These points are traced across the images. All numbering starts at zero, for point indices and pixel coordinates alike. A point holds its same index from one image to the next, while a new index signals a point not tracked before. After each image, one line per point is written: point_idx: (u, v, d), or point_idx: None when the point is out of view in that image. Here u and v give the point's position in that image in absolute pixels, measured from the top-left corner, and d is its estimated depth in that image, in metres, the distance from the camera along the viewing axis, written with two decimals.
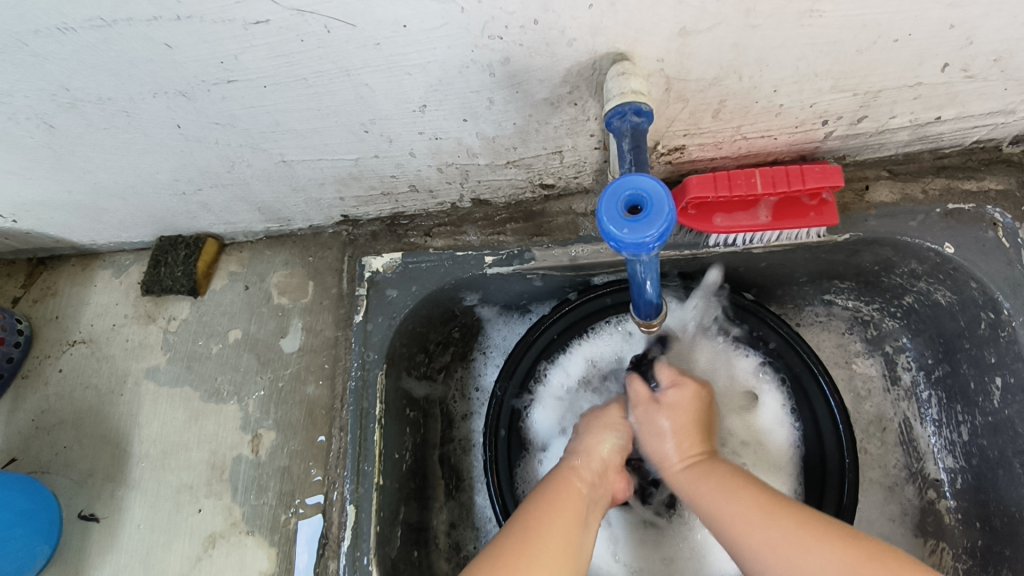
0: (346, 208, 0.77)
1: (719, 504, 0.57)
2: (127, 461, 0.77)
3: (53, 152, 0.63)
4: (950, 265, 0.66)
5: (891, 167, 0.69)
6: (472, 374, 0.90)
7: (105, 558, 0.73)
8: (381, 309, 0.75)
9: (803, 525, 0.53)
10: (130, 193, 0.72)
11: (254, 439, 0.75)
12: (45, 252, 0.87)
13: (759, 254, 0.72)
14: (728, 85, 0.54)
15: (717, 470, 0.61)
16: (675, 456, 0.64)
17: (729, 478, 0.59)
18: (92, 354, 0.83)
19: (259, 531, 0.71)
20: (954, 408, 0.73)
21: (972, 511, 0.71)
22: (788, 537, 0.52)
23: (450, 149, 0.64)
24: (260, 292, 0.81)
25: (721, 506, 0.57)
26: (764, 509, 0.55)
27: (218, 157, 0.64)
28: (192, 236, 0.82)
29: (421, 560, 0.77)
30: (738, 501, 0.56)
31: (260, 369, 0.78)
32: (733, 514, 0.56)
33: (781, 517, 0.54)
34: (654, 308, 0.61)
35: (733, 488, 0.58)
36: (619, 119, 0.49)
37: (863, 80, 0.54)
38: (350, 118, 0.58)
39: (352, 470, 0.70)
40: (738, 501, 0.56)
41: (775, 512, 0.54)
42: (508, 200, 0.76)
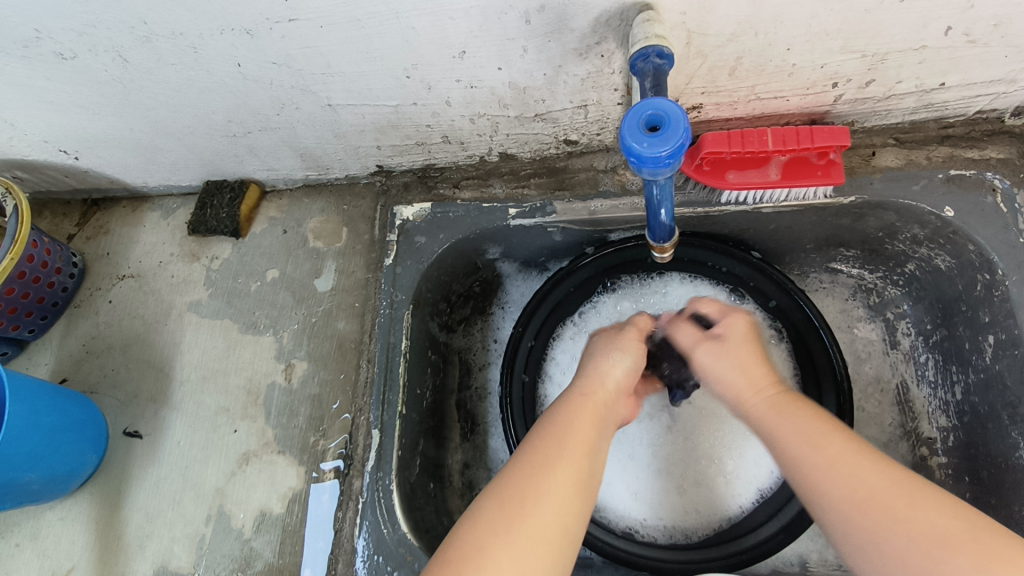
0: (382, 157, 0.82)
1: (799, 448, 0.52)
2: (169, 384, 0.83)
3: (122, 88, 0.69)
4: (949, 228, 0.70)
5: (897, 135, 0.73)
6: (490, 327, 0.95)
7: (147, 470, 0.79)
8: (410, 254, 0.81)
9: (896, 484, 0.47)
10: (185, 134, 0.78)
11: (287, 368, 0.80)
12: (99, 193, 0.94)
13: (768, 215, 0.76)
14: (744, 42, 0.59)
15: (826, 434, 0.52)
16: (749, 390, 0.58)
17: (818, 430, 0.52)
18: (140, 288, 0.89)
19: (289, 451, 0.77)
20: (949, 369, 0.77)
21: (962, 466, 0.74)
22: (872, 494, 0.46)
23: (484, 99, 0.69)
24: (297, 236, 0.87)
25: (781, 430, 0.54)
26: (864, 456, 0.49)
27: (270, 99, 0.70)
28: (236, 182, 0.88)
29: (437, 492, 0.82)
30: (833, 450, 0.50)
31: (295, 306, 0.83)
32: (814, 462, 0.50)
33: (843, 446, 0.50)
34: (666, 230, 0.65)
35: (818, 437, 0.52)
36: (643, 62, 0.54)
37: (870, 41, 0.59)
38: (395, 63, 0.63)
39: (377, 398, 0.75)
40: (830, 448, 0.51)
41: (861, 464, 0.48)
42: (534, 156, 0.80)
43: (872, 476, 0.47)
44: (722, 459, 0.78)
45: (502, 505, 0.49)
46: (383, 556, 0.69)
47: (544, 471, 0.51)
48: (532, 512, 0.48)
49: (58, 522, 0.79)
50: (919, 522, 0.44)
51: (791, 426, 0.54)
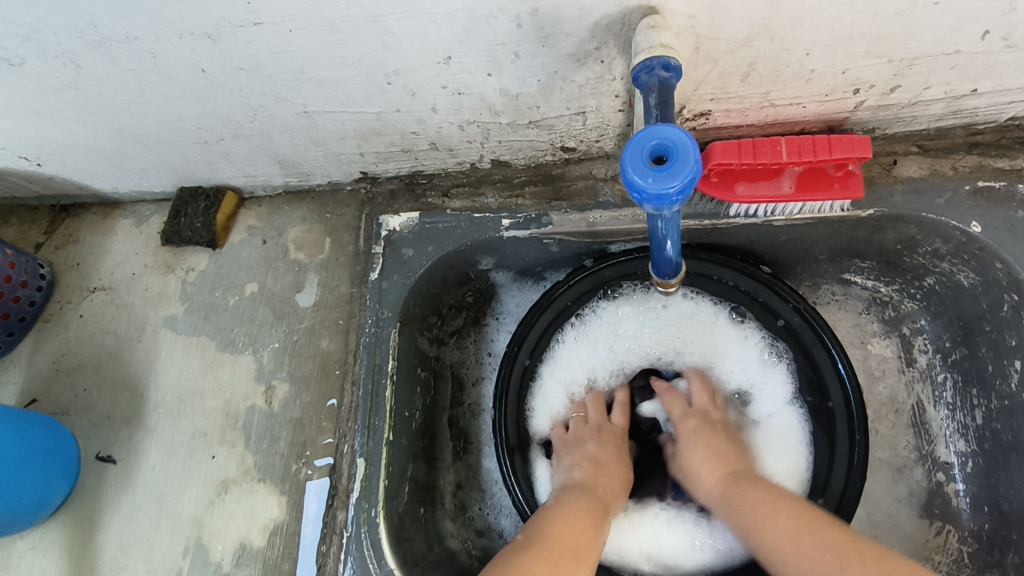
0: (366, 164, 0.76)
1: (758, 523, 0.60)
2: (144, 406, 0.78)
3: (79, 93, 0.63)
4: (976, 245, 0.65)
5: (921, 142, 0.67)
6: (484, 340, 0.90)
7: (121, 497, 0.75)
8: (396, 268, 0.76)
9: (795, 510, 0.60)
10: (152, 140, 0.72)
11: (267, 390, 0.76)
12: (67, 199, 0.88)
13: (780, 227, 0.71)
14: (759, 47, 0.53)
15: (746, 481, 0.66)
16: (708, 482, 0.68)
17: (763, 494, 0.63)
18: (112, 301, 0.84)
19: (270, 479, 0.73)
20: (969, 392, 0.73)
21: (981, 495, 0.70)
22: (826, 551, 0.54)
23: (473, 106, 0.63)
24: (277, 247, 0.82)
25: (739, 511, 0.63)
26: (805, 529, 0.57)
27: (241, 105, 0.64)
28: (212, 188, 0.83)
29: (427, 517, 0.78)
30: (774, 518, 0.59)
31: (275, 322, 0.78)
32: (754, 522, 0.60)
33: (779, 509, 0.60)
34: (671, 265, 0.60)
35: (767, 511, 0.60)
36: (647, 74, 0.50)
37: (899, 45, 0.53)
38: (374, 69, 0.57)
39: (362, 424, 0.71)
40: (776, 521, 0.59)
41: (803, 532, 0.57)
42: (528, 162, 0.75)
43: (787, 514, 0.59)
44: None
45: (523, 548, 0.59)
46: None
47: (556, 526, 0.62)
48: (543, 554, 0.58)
49: (29, 551, 0.75)
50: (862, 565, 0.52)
51: (722, 488, 0.66)
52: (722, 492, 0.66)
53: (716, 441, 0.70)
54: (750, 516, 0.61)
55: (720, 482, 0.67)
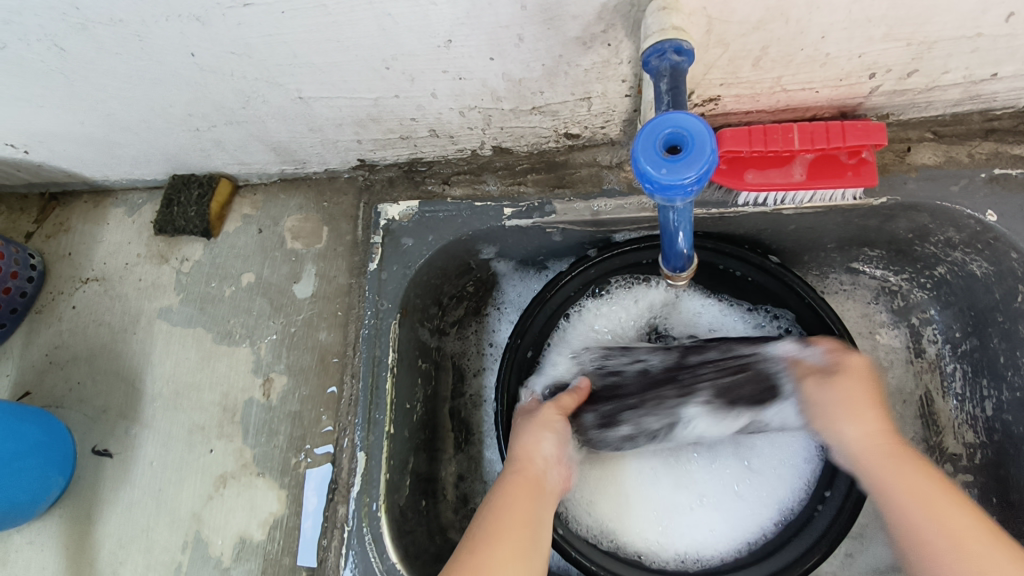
0: (363, 151, 0.74)
1: (927, 510, 0.50)
2: (140, 399, 0.77)
3: (64, 79, 0.61)
4: (990, 234, 0.64)
5: (936, 128, 0.66)
6: (486, 330, 0.89)
7: (119, 492, 0.74)
8: (396, 258, 0.74)
9: (976, 513, 0.50)
10: (142, 127, 0.70)
11: (265, 383, 0.75)
12: (57, 187, 0.86)
13: (789, 216, 0.69)
14: (773, 29, 0.51)
15: (912, 470, 0.53)
16: (856, 441, 0.56)
17: (934, 486, 0.51)
18: (105, 292, 0.82)
19: (269, 473, 0.72)
20: (979, 382, 0.72)
21: (989, 487, 0.70)
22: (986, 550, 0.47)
23: (474, 92, 0.61)
24: (274, 236, 0.80)
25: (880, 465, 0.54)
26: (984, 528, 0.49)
27: (233, 91, 0.62)
28: (205, 176, 0.81)
29: (429, 509, 0.77)
30: (943, 508, 0.50)
31: (273, 314, 0.77)
32: (921, 516, 0.50)
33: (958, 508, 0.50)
34: (683, 257, 0.58)
35: (935, 501, 0.51)
36: (658, 58, 0.48)
37: (919, 28, 0.51)
38: (371, 53, 0.55)
39: (362, 418, 0.70)
40: (953, 519, 0.49)
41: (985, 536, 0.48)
42: (531, 149, 0.73)
43: (961, 514, 0.50)
44: (738, 477, 0.73)
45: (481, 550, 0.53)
46: None
47: (507, 519, 0.55)
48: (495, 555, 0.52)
49: (27, 546, 0.74)
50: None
51: (883, 466, 0.54)
52: (882, 461, 0.54)
53: (863, 397, 0.58)
54: (904, 502, 0.51)
55: (880, 448, 0.55)
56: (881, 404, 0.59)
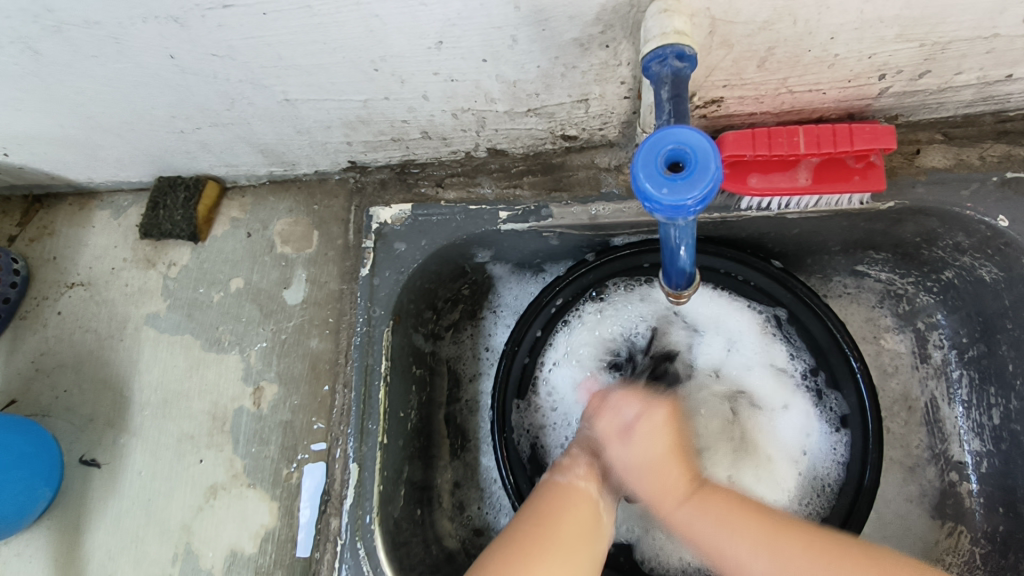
0: (354, 153, 0.72)
1: (714, 535, 0.51)
2: (128, 407, 0.75)
3: (40, 82, 0.58)
4: (1002, 240, 0.62)
5: (946, 130, 0.63)
6: (482, 334, 0.87)
7: (107, 503, 0.73)
8: (389, 263, 0.72)
9: (756, 525, 0.51)
10: (124, 129, 0.67)
11: (255, 391, 0.73)
12: (41, 189, 0.84)
13: (793, 220, 0.67)
14: (780, 30, 0.48)
15: (722, 514, 0.52)
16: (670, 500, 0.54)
17: (723, 508, 0.53)
18: (91, 298, 0.80)
19: (261, 484, 0.70)
20: (986, 390, 0.70)
21: (995, 496, 0.68)
22: (797, 563, 0.49)
23: (467, 93, 0.59)
24: (263, 241, 0.78)
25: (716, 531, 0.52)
26: (778, 532, 0.51)
27: (216, 94, 0.60)
28: (192, 178, 0.78)
29: (424, 519, 0.75)
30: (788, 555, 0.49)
31: (263, 320, 0.75)
32: (733, 544, 0.51)
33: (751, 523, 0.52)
34: (684, 275, 0.57)
35: (736, 523, 0.52)
36: (659, 64, 0.45)
37: (933, 28, 0.49)
38: (358, 54, 0.53)
39: (355, 428, 0.68)
40: (741, 536, 0.51)
41: (779, 540, 0.50)
42: (527, 151, 0.70)
43: (765, 530, 0.51)
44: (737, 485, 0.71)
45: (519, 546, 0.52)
46: None
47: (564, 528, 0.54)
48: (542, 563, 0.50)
49: (15, 558, 0.73)
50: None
51: (683, 516, 0.53)
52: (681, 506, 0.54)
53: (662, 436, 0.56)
54: (704, 527, 0.52)
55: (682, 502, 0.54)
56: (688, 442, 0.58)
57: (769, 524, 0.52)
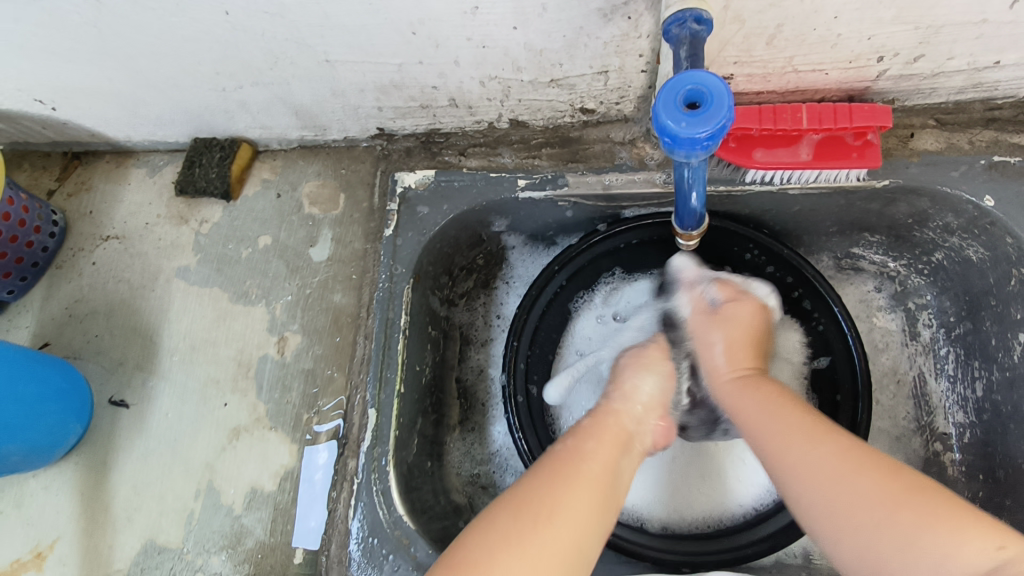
0: (383, 119, 0.76)
1: (753, 417, 0.54)
2: (157, 352, 0.79)
3: (99, 33, 0.63)
4: (987, 219, 0.66)
5: (939, 116, 0.68)
6: (494, 302, 0.91)
7: (134, 441, 0.76)
8: (411, 225, 0.76)
9: (800, 415, 0.52)
10: (170, 86, 0.72)
11: (280, 341, 0.77)
12: (80, 146, 0.88)
13: (794, 196, 0.72)
14: (787, 8, 0.53)
15: (758, 383, 0.57)
16: (720, 373, 0.60)
17: (775, 400, 0.54)
18: (125, 250, 0.84)
19: (282, 427, 0.74)
20: (971, 364, 0.74)
21: (977, 465, 0.72)
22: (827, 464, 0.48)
23: (496, 61, 0.63)
24: (292, 201, 0.82)
25: (740, 401, 0.56)
26: (820, 430, 0.50)
27: (262, 52, 0.64)
28: (227, 140, 0.83)
29: (434, 471, 0.79)
30: (824, 453, 0.49)
31: (289, 275, 0.79)
32: (770, 433, 0.52)
33: (801, 416, 0.52)
34: (695, 216, 0.60)
35: (778, 410, 0.53)
36: (677, 27, 0.49)
37: (926, 12, 0.53)
38: (398, 16, 0.57)
39: (374, 376, 0.72)
40: (783, 419, 0.52)
41: (819, 432, 0.50)
42: (546, 124, 0.75)
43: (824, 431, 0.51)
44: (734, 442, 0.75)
45: (503, 542, 0.48)
46: (377, 540, 0.67)
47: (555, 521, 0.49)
48: (551, 523, 0.48)
49: (42, 491, 0.76)
50: (829, 453, 0.49)
51: (729, 390, 0.58)
52: (732, 388, 0.58)
53: (741, 347, 0.60)
54: (750, 413, 0.55)
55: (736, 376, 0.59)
56: (764, 349, 0.63)
57: (814, 421, 0.52)
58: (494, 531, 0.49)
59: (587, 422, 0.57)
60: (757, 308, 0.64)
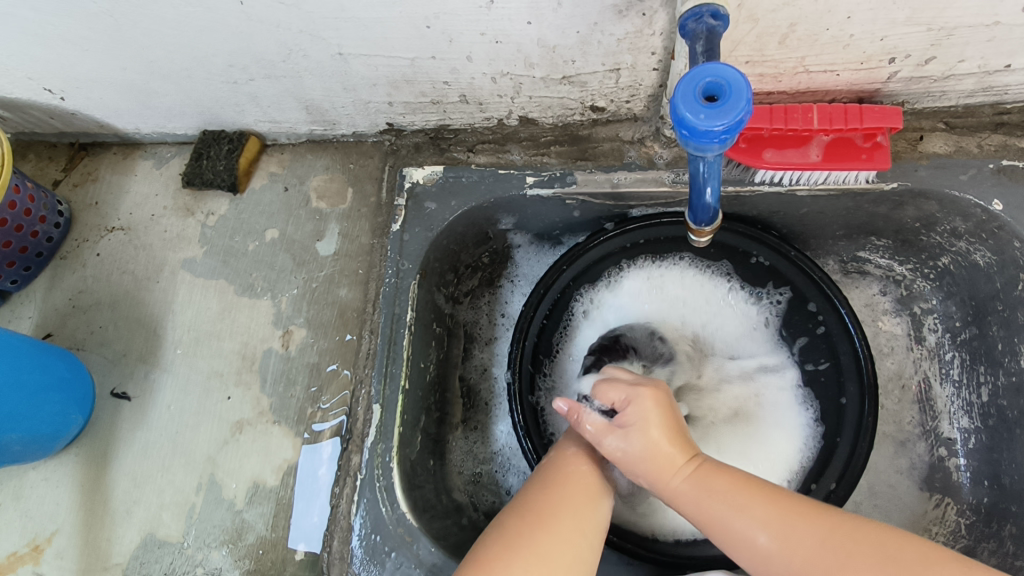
0: (393, 114, 0.76)
1: (729, 520, 0.50)
2: (161, 344, 0.79)
3: (112, 22, 0.63)
4: (995, 223, 0.66)
5: (948, 119, 0.68)
6: (499, 301, 0.91)
7: (136, 433, 0.76)
8: (418, 221, 0.76)
9: (776, 500, 0.50)
10: (181, 77, 0.72)
11: (285, 335, 0.76)
12: (87, 137, 0.88)
13: (803, 198, 0.72)
14: (802, 7, 0.53)
15: (711, 475, 0.53)
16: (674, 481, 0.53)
17: (732, 486, 0.52)
18: (130, 242, 0.84)
19: (286, 421, 0.73)
20: (977, 369, 0.74)
21: (982, 470, 0.72)
22: (807, 554, 0.47)
23: (509, 57, 0.63)
24: (299, 195, 0.82)
25: (708, 506, 0.51)
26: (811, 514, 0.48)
27: (275, 44, 0.64)
28: (235, 132, 0.83)
29: (437, 469, 0.79)
30: (810, 539, 0.47)
31: (295, 269, 0.79)
32: (752, 519, 0.50)
33: (763, 499, 0.50)
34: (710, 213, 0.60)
35: (745, 498, 0.51)
36: (694, 22, 0.50)
37: (939, 13, 0.54)
38: (414, 10, 0.57)
39: (379, 371, 0.71)
40: (747, 518, 0.49)
41: (796, 518, 0.48)
42: (556, 122, 0.75)
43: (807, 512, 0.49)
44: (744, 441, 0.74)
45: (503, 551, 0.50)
46: (381, 536, 0.66)
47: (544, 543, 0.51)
48: (553, 522, 0.52)
49: (42, 482, 0.76)
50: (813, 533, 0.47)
51: (687, 499, 0.52)
52: (689, 492, 0.52)
53: (660, 429, 0.54)
54: (724, 511, 0.50)
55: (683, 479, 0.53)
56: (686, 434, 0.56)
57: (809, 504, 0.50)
58: (482, 560, 0.51)
59: (572, 428, 0.62)
60: (660, 394, 0.57)
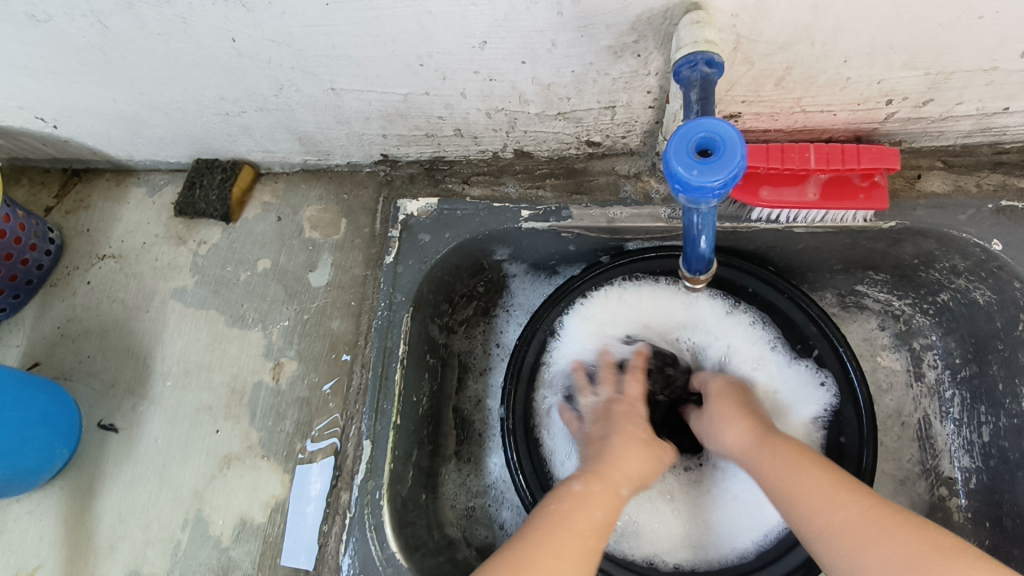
0: (387, 146, 0.76)
1: (789, 481, 0.58)
2: (149, 375, 0.78)
3: (103, 55, 0.62)
4: (995, 263, 0.65)
5: (946, 158, 0.68)
6: (494, 331, 0.90)
7: (122, 466, 0.74)
8: (412, 253, 0.75)
9: (830, 478, 0.57)
10: (174, 109, 0.71)
11: (275, 367, 0.75)
12: (81, 163, 0.87)
13: (801, 235, 0.71)
14: (798, 51, 0.53)
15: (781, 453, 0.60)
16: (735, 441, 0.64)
17: (796, 463, 0.59)
18: (121, 270, 0.83)
19: (274, 456, 0.72)
20: (977, 409, 0.73)
21: (983, 511, 0.71)
22: (901, 551, 0.49)
23: (503, 93, 0.63)
24: (292, 225, 0.81)
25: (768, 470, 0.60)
26: (844, 489, 0.56)
27: (268, 78, 0.64)
28: (229, 161, 0.82)
29: (428, 504, 0.77)
30: (848, 515, 0.53)
31: (287, 300, 0.78)
32: (800, 496, 0.56)
33: (818, 476, 0.57)
34: (703, 262, 0.59)
35: (800, 474, 0.58)
36: (689, 69, 0.49)
37: (937, 58, 0.53)
38: (407, 49, 0.57)
39: (370, 407, 0.70)
40: (812, 488, 0.56)
41: (883, 519, 0.52)
42: (551, 155, 0.75)
43: (902, 521, 0.52)
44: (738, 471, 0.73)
45: (519, 563, 0.53)
46: None
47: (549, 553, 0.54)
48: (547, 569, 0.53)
49: (26, 515, 0.74)
50: (849, 510, 0.54)
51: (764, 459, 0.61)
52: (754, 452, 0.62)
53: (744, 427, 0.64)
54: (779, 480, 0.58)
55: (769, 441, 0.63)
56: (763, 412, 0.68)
57: (840, 483, 0.57)
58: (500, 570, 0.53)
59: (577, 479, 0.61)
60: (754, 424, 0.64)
